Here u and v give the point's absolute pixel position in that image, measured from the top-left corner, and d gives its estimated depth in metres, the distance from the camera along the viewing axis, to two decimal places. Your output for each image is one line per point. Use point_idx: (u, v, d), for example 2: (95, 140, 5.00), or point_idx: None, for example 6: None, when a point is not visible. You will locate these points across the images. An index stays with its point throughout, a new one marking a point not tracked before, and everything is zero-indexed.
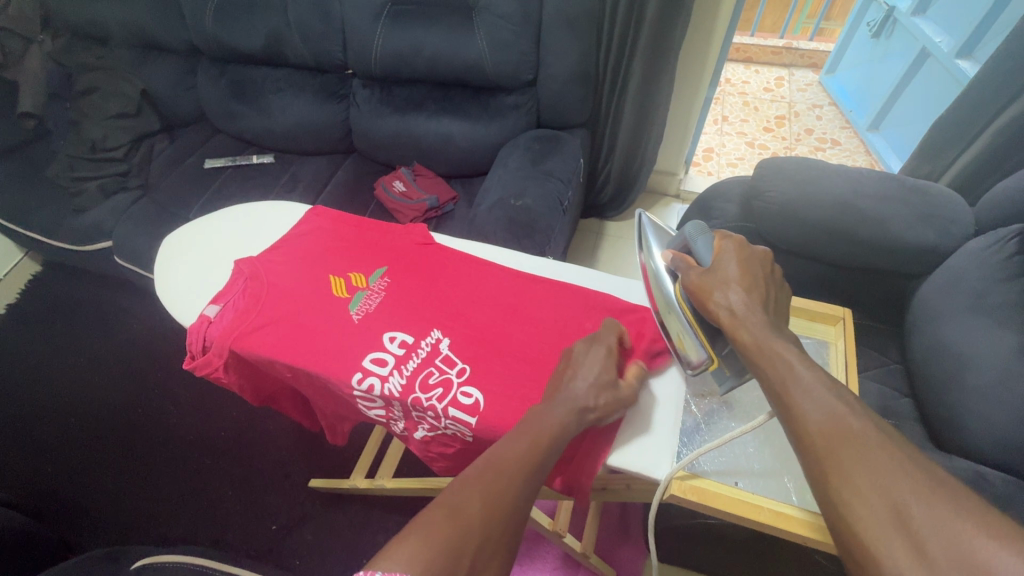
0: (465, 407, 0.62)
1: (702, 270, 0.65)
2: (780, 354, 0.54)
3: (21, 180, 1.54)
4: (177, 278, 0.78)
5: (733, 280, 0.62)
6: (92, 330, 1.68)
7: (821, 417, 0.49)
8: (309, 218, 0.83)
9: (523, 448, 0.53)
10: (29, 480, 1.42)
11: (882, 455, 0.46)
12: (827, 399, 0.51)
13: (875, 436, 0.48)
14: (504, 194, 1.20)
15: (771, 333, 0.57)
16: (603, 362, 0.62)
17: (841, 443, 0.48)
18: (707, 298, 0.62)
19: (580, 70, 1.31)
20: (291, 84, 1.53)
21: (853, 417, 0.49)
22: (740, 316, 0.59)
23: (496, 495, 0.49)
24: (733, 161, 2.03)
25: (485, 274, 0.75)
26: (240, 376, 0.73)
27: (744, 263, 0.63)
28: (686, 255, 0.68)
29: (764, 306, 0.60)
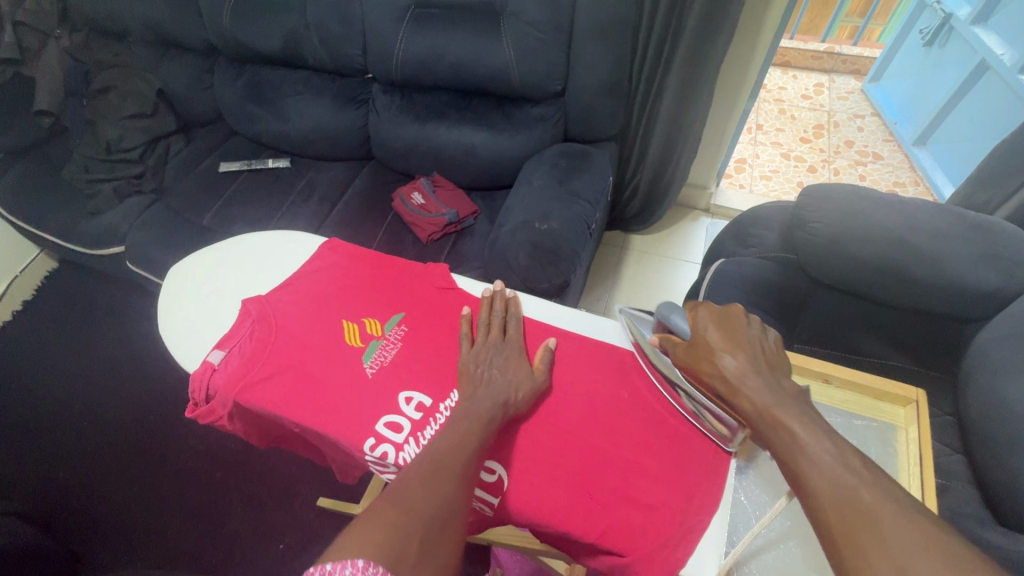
0: (487, 484, 0.62)
1: (687, 346, 0.65)
2: (785, 425, 0.53)
3: (36, 179, 1.52)
4: (182, 315, 0.73)
5: (721, 346, 0.62)
6: (106, 332, 1.67)
7: (834, 487, 0.48)
8: (322, 253, 0.77)
9: (443, 442, 0.54)
10: (40, 484, 1.42)
11: (898, 529, 0.44)
12: (832, 462, 0.50)
13: (889, 506, 0.45)
14: (527, 215, 1.13)
15: (768, 394, 0.57)
16: (512, 363, 0.64)
17: (854, 518, 0.45)
18: (703, 371, 0.62)
19: (612, 81, 1.24)
20: (309, 87, 1.47)
21: (864, 489, 0.47)
22: (737, 383, 0.59)
23: (444, 484, 0.49)
24: (767, 174, 1.94)
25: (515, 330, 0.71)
26: (246, 424, 0.68)
27: (723, 328, 0.63)
28: (670, 337, 0.67)
29: (763, 364, 0.60)
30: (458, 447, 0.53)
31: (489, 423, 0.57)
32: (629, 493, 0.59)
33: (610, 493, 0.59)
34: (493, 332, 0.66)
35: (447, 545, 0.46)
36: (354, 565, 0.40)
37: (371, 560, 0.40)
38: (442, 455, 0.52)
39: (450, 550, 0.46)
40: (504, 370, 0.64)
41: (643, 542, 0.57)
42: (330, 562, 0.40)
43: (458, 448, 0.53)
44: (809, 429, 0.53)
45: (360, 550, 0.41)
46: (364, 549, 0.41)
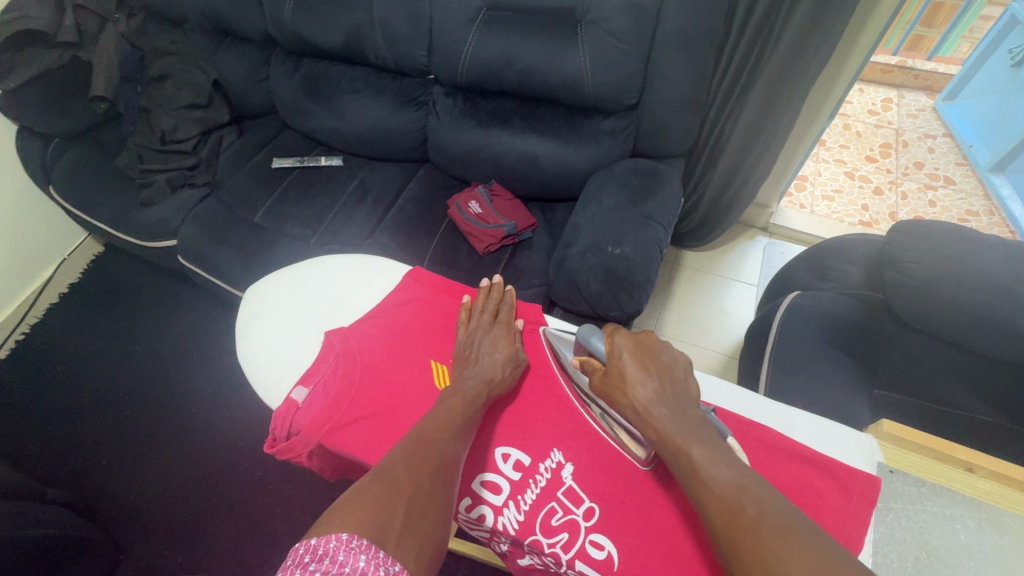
0: (594, 560, 0.59)
1: (602, 374, 0.64)
2: (682, 450, 0.54)
3: (90, 165, 1.51)
4: (263, 342, 0.70)
5: (634, 375, 0.61)
6: (150, 322, 1.66)
7: (718, 502, 0.49)
8: (406, 283, 0.73)
9: (423, 423, 0.57)
10: (83, 471, 1.42)
11: (775, 539, 0.45)
12: (726, 483, 0.51)
13: (767, 519, 0.47)
14: (599, 237, 1.08)
15: (676, 423, 0.56)
16: (491, 338, 0.67)
17: (734, 530, 0.47)
18: (617, 400, 0.61)
19: (691, 97, 1.17)
20: (368, 85, 1.43)
21: (748, 503, 0.48)
22: (648, 413, 0.58)
23: (424, 464, 0.52)
24: (829, 194, 1.85)
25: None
26: (323, 463, 0.65)
27: (633, 353, 0.63)
28: (592, 359, 0.66)
29: (672, 391, 0.60)
30: (441, 425, 0.57)
31: (472, 406, 0.59)
32: None
33: None
34: (486, 314, 0.69)
35: (426, 521, 0.48)
36: (339, 538, 0.43)
37: (355, 534, 0.43)
38: (427, 434, 0.55)
39: (428, 526, 0.48)
40: (490, 350, 0.65)
41: None
42: (315, 537, 0.43)
43: (441, 428, 0.56)
44: (712, 451, 0.53)
45: (342, 525, 0.44)
46: (346, 523, 0.44)
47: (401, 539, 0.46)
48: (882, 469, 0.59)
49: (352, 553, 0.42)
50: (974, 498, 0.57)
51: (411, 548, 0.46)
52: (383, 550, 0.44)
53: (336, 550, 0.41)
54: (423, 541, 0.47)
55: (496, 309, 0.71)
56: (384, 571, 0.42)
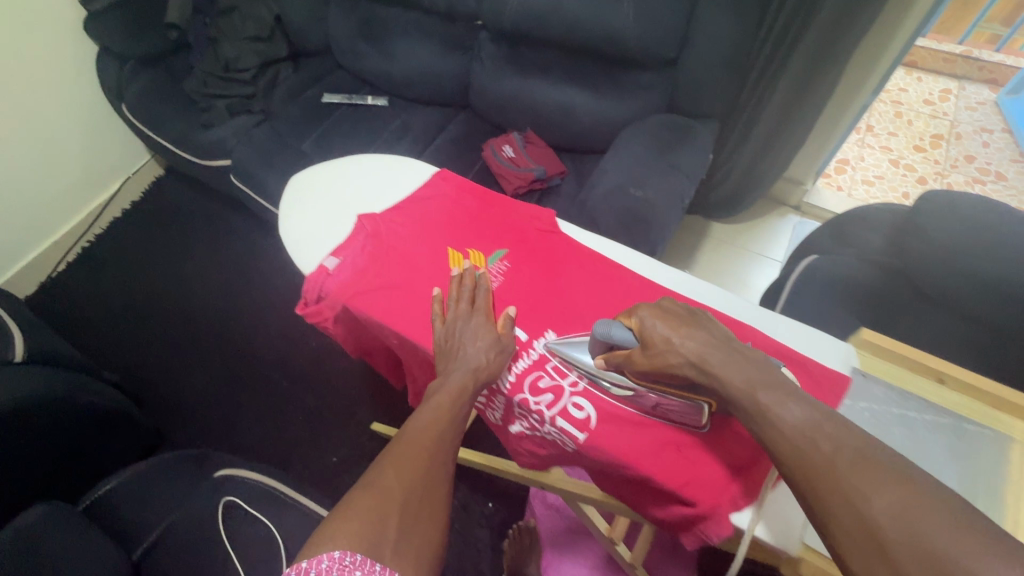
0: (574, 420, 0.63)
1: (641, 350, 0.58)
2: (745, 392, 0.51)
3: (160, 89, 1.63)
4: (302, 221, 0.78)
5: (674, 332, 0.56)
6: (200, 241, 1.79)
7: (791, 445, 0.47)
8: (434, 182, 0.79)
9: (412, 430, 0.55)
10: (134, 364, 1.57)
11: (856, 474, 0.43)
12: (797, 423, 0.48)
13: (843, 454, 0.45)
14: (623, 180, 1.12)
15: (735, 372, 0.52)
16: (477, 328, 0.64)
17: (813, 474, 0.45)
18: (665, 366, 0.56)
19: (730, 56, 1.19)
20: (418, 29, 1.48)
21: (821, 441, 0.46)
22: (707, 370, 0.54)
23: (414, 473, 0.51)
24: (869, 179, 1.82)
25: (624, 288, 0.68)
26: (346, 330, 0.74)
27: (662, 315, 0.58)
28: (614, 353, 0.61)
29: (714, 342, 0.56)
30: (431, 430, 0.55)
31: (461, 398, 0.58)
32: (716, 452, 0.60)
33: (697, 443, 0.60)
34: (463, 303, 0.65)
35: (422, 527, 0.48)
36: (331, 557, 0.41)
37: (349, 550, 0.42)
38: (412, 438, 0.54)
39: (423, 531, 0.47)
40: (474, 339, 0.63)
41: (722, 496, 0.58)
42: (306, 560, 0.41)
43: (429, 430, 0.55)
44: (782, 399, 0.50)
45: (336, 542, 0.42)
46: (339, 541, 0.43)
47: (399, 547, 0.45)
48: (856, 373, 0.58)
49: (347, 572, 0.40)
50: (936, 409, 0.55)
51: (409, 556, 0.45)
52: (380, 563, 0.42)
53: (329, 570, 0.40)
54: (422, 546, 0.46)
55: (473, 295, 0.66)
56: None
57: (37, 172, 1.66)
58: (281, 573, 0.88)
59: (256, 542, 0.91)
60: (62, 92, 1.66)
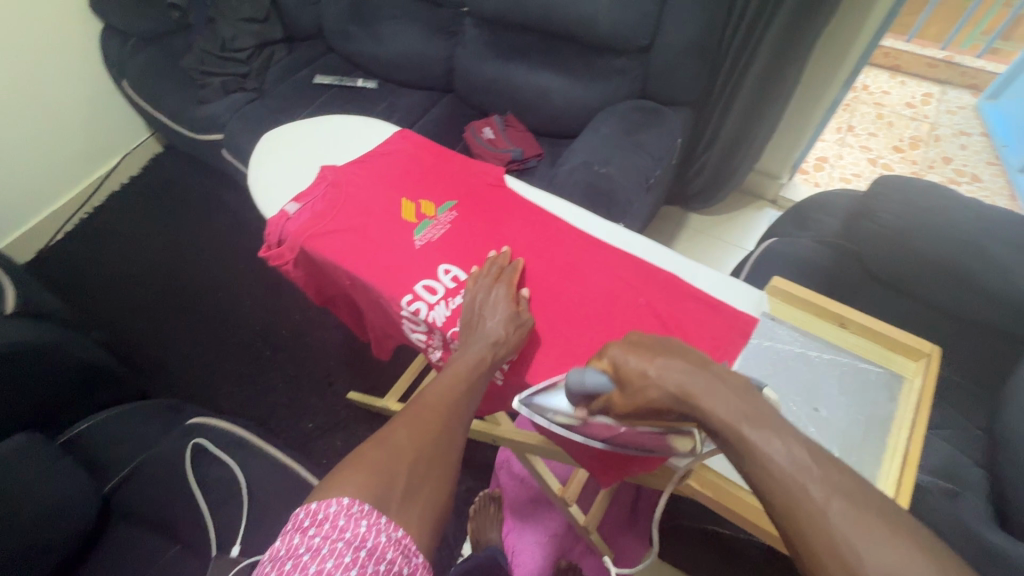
0: None
1: (619, 394, 0.52)
2: (728, 421, 0.44)
3: (159, 66, 1.69)
4: (271, 174, 0.83)
5: (648, 365, 0.50)
6: (193, 215, 1.85)
7: (780, 488, 0.40)
8: (395, 140, 0.84)
9: (425, 395, 0.57)
10: (122, 330, 1.63)
11: (850, 524, 0.38)
12: (786, 463, 0.41)
13: (835, 502, 0.39)
14: (589, 157, 1.17)
15: (714, 399, 0.46)
16: (495, 299, 0.65)
17: (807, 528, 0.39)
18: (643, 403, 0.50)
19: (699, 43, 1.23)
20: (406, 14, 1.54)
21: (815, 487, 0.39)
22: (681, 395, 0.48)
23: (425, 436, 0.52)
24: (847, 177, 1.86)
25: (560, 238, 0.73)
26: (305, 274, 0.78)
27: (633, 349, 0.53)
28: (591, 397, 0.55)
29: (695, 367, 0.49)
30: (444, 397, 0.57)
31: (478, 368, 0.60)
32: None
33: None
34: (487, 275, 0.67)
35: (429, 487, 0.49)
36: (340, 502, 0.43)
37: (357, 498, 0.44)
38: (428, 401, 0.56)
39: (433, 487, 0.49)
40: (492, 312, 0.64)
41: None
42: (315, 503, 0.44)
43: (445, 397, 0.57)
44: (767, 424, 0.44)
45: (344, 488, 0.45)
46: (346, 486, 0.45)
47: (406, 501, 0.46)
48: (763, 317, 0.63)
49: (352, 519, 0.42)
50: (835, 348, 0.60)
51: (416, 508, 0.47)
52: (386, 515, 0.44)
53: (337, 516, 0.42)
54: (426, 506, 0.47)
55: (499, 272, 0.68)
56: (385, 535, 0.42)
57: (37, 142, 1.72)
58: (244, 514, 0.93)
59: (220, 483, 0.96)
60: (64, 66, 1.73)
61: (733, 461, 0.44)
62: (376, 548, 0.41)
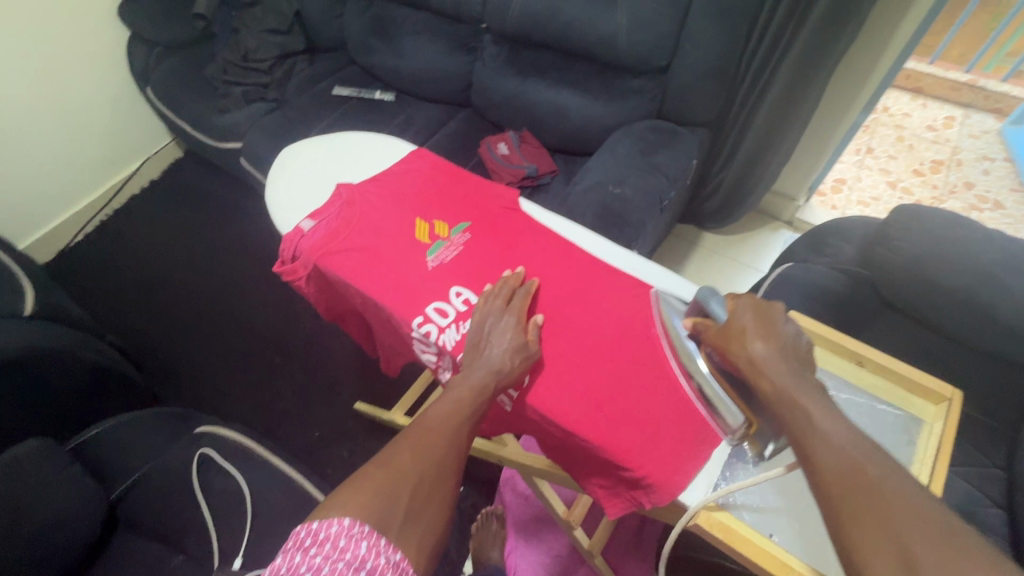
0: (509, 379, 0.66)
1: (717, 327, 0.59)
2: (802, 402, 0.49)
3: (184, 74, 1.73)
4: (288, 191, 0.84)
5: (756, 330, 0.55)
6: (210, 221, 1.88)
7: (841, 466, 0.45)
8: (410, 158, 0.85)
9: (428, 416, 0.57)
10: (136, 332, 1.65)
11: (903, 506, 0.42)
12: (847, 446, 0.46)
13: (894, 487, 0.43)
14: (604, 178, 1.17)
15: (794, 381, 0.51)
16: (502, 324, 0.65)
17: (861, 493, 0.43)
18: (728, 350, 0.57)
19: (718, 65, 1.23)
20: (427, 29, 1.56)
21: (873, 468, 0.44)
22: (761, 367, 0.53)
23: (429, 458, 0.52)
24: (865, 200, 1.83)
25: (573, 264, 0.73)
26: (317, 289, 0.79)
27: (759, 314, 0.57)
28: (701, 321, 0.62)
29: (792, 356, 0.54)
30: (447, 419, 0.57)
31: (480, 396, 0.59)
32: (651, 416, 0.61)
33: (626, 403, 0.62)
34: (498, 300, 0.66)
35: (432, 509, 0.49)
36: (341, 523, 0.44)
37: (357, 520, 0.44)
38: (431, 425, 0.56)
39: (434, 514, 0.49)
40: (499, 339, 0.64)
41: (645, 463, 0.59)
42: (317, 521, 0.44)
43: (450, 420, 0.56)
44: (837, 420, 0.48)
45: (346, 509, 0.45)
46: (349, 509, 0.45)
47: (406, 528, 0.46)
48: None
49: (352, 539, 0.43)
50: (852, 387, 0.58)
51: (415, 535, 0.46)
52: (386, 537, 0.44)
53: (337, 536, 0.43)
54: (428, 529, 0.48)
55: (510, 294, 0.67)
56: (385, 557, 0.43)
57: (62, 147, 1.76)
58: (248, 526, 0.93)
59: (225, 494, 0.96)
60: (92, 72, 1.77)
61: (795, 435, 0.49)
62: (375, 570, 0.42)
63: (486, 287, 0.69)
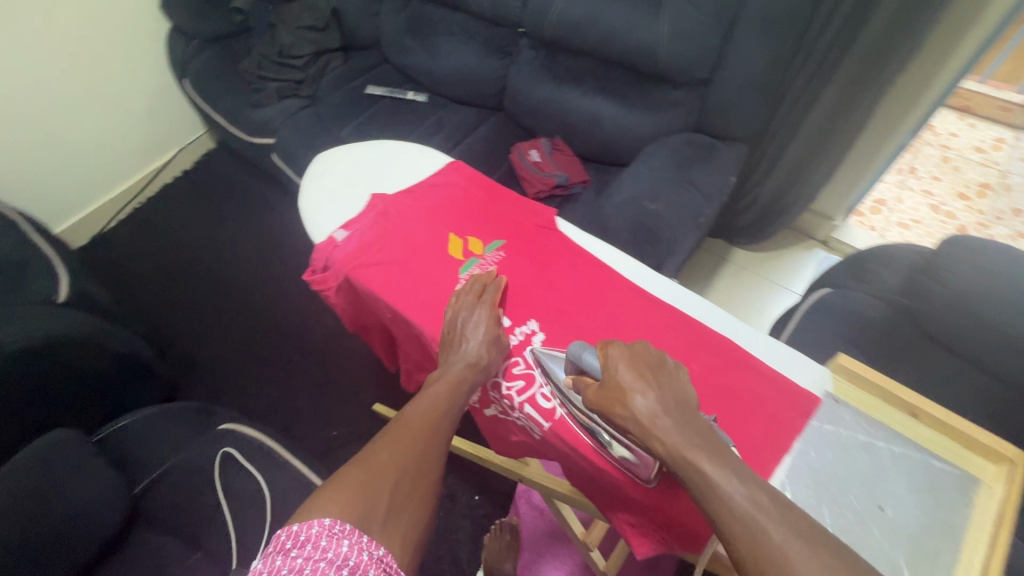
0: (541, 408, 0.65)
1: (598, 386, 0.59)
2: (694, 463, 0.49)
3: (220, 68, 1.74)
4: (321, 197, 0.84)
5: (632, 384, 0.56)
6: (238, 213, 1.90)
7: (743, 532, 0.44)
8: (446, 170, 0.84)
9: (408, 417, 0.59)
10: (162, 321, 1.68)
11: (804, 563, 0.42)
12: (746, 505, 0.45)
13: (794, 543, 0.43)
14: (638, 192, 1.14)
15: (679, 436, 0.51)
16: (473, 317, 0.66)
17: (767, 565, 0.42)
18: (614, 412, 0.56)
19: (762, 80, 1.19)
20: (463, 31, 1.54)
21: (772, 527, 0.44)
22: (649, 425, 0.53)
23: (408, 455, 0.55)
24: (905, 222, 1.76)
25: (611, 287, 0.71)
26: (346, 300, 0.78)
27: (630, 364, 0.57)
28: (583, 378, 0.61)
29: (673, 401, 0.55)
30: (427, 420, 0.59)
31: (457, 390, 0.63)
32: None
33: None
34: (470, 293, 0.68)
35: (411, 506, 0.51)
36: (321, 524, 0.43)
37: (338, 519, 0.44)
38: (410, 423, 0.58)
39: (413, 510, 0.51)
40: (474, 331, 0.66)
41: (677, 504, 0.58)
42: (297, 525, 0.43)
43: (427, 417, 0.59)
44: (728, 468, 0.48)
45: (326, 510, 0.45)
46: (329, 509, 0.45)
47: (387, 521, 0.48)
48: (825, 397, 0.60)
49: (334, 538, 0.42)
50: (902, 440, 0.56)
51: (397, 528, 0.48)
52: (367, 534, 0.45)
53: (318, 536, 0.42)
54: (409, 524, 0.49)
55: (482, 289, 0.69)
56: (367, 553, 0.43)
57: (98, 135, 1.79)
58: (265, 530, 0.93)
59: (243, 495, 0.96)
60: (131, 62, 1.80)
61: (698, 503, 0.48)
62: (356, 566, 0.41)
63: (458, 285, 0.70)
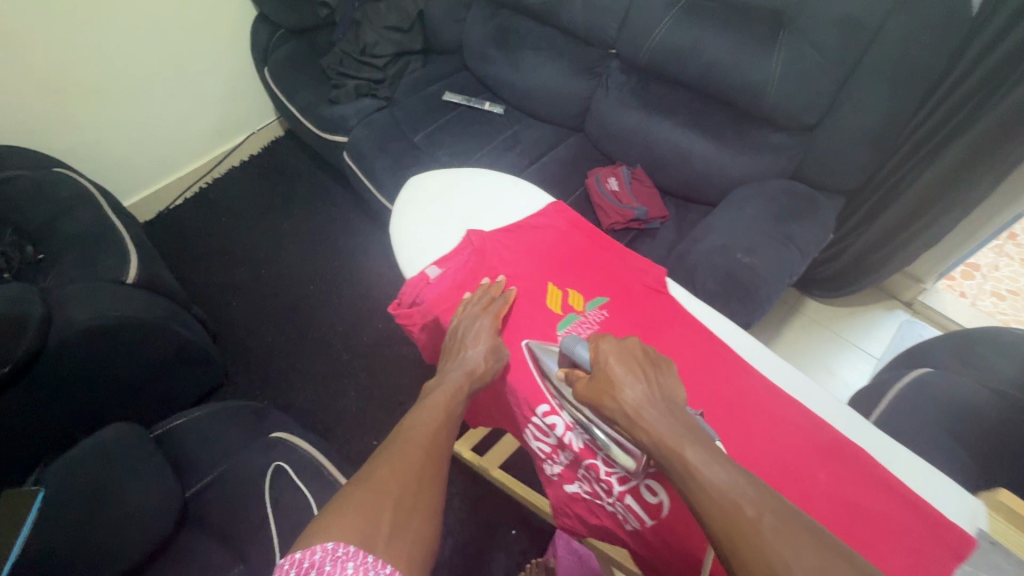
0: (646, 503, 0.64)
1: (589, 382, 0.64)
2: (674, 446, 0.53)
3: (303, 60, 1.75)
4: (410, 223, 0.91)
5: (623, 378, 0.61)
6: (301, 205, 1.91)
7: (714, 503, 0.48)
8: (549, 213, 0.89)
9: (410, 435, 0.60)
10: (216, 306, 1.68)
11: (775, 535, 0.45)
12: (722, 483, 0.49)
13: (765, 514, 0.47)
14: (730, 241, 1.07)
15: (663, 423, 0.56)
16: (472, 325, 0.74)
17: (738, 534, 0.46)
18: (605, 404, 0.62)
19: (878, 132, 1.11)
20: (551, 47, 1.49)
21: (745, 502, 0.47)
22: (636, 413, 0.58)
23: (409, 471, 0.55)
24: (999, 292, 1.63)
25: (726, 375, 0.71)
26: (429, 338, 0.84)
27: (620, 359, 0.63)
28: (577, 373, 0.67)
29: (661, 396, 0.60)
30: (428, 437, 0.60)
31: (455, 396, 0.67)
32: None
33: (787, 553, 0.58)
34: (476, 305, 0.75)
35: (415, 525, 0.50)
36: (324, 549, 0.43)
37: (341, 542, 0.44)
38: (412, 439, 0.59)
39: (418, 525, 0.50)
40: (474, 341, 0.73)
41: None
42: (299, 552, 0.43)
43: (427, 432, 0.60)
44: (706, 450, 0.53)
45: (329, 534, 0.45)
46: (332, 533, 0.45)
47: (392, 540, 0.47)
48: (983, 539, 0.57)
49: (338, 562, 0.42)
50: None
51: (403, 548, 0.47)
52: (373, 555, 0.45)
53: (323, 561, 0.42)
54: (414, 541, 0.49)
55: (490, 301, 0.76)
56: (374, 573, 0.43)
57: (176, 114, 1.82)
58: None
59: (291, 510, 0.95)
60: (215, 45, 1.82)
61: (676, 481, 0.52)
62: None
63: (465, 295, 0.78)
